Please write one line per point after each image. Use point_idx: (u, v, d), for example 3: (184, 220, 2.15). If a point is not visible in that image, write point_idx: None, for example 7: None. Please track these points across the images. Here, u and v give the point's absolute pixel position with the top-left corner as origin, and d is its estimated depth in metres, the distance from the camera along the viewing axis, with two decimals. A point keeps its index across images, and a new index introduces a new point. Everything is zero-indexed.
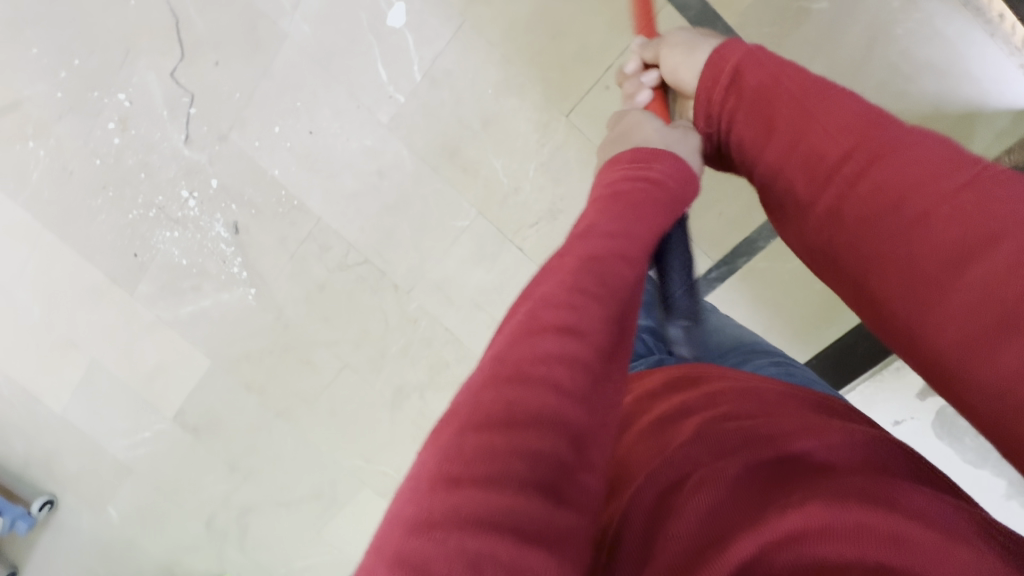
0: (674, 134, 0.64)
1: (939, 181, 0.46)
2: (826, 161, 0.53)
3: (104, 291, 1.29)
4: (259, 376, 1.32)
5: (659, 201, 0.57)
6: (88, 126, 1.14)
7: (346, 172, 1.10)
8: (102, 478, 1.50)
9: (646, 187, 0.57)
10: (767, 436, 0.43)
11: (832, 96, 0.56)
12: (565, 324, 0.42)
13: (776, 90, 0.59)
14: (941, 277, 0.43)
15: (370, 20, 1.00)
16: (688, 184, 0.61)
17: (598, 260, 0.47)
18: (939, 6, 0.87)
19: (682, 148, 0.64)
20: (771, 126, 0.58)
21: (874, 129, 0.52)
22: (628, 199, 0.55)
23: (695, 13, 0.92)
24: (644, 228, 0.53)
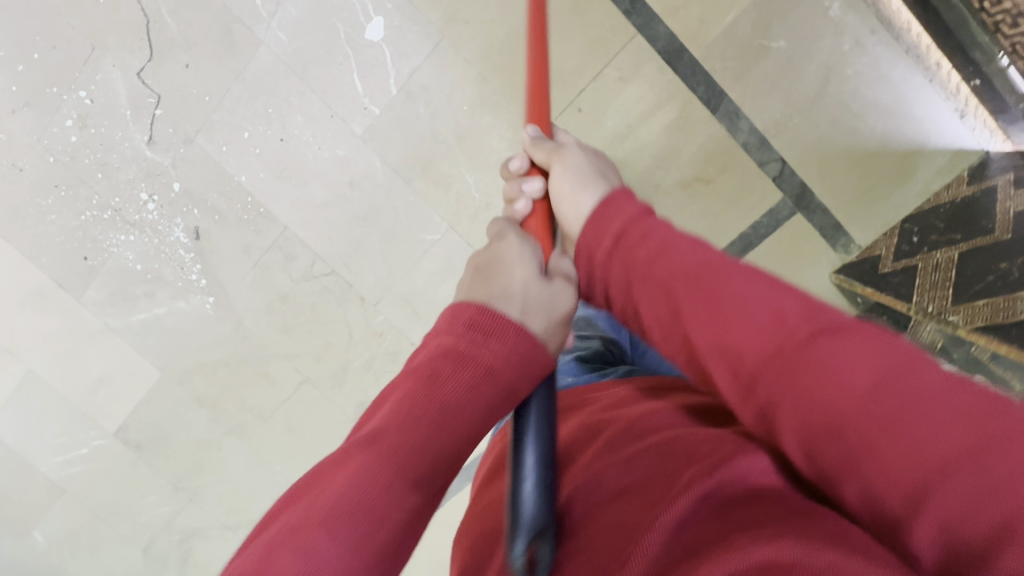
0: (540, 286, 0.54)
1: (869, 370, 0.37)
2: (799, 387, 0.39)
3: (49, 296, 1.22)
4: (212, 390, 1.26)
5: (496, 394, 0.48)
6: (44, 122, 1.10)
7: (316, 182, 1.09)
8: (30, 500, 1.39)
9: (488, 359, 0.48)
10: (680, 469, 0.49)
11: (700, 269, 0.47)
12: (350, 523, 0.39)
13: (655, 260, 0.50)
14: (846, 401, 0.37)
15: (348, 32, 1.01)
16: (537, 364, 0.51)
17: (464, 390, 0.47)
18: (885, 50, 0.93)
19: (541, 317, 0.52)
20: (653, 306, 0.49)
21: (778, 312, 0.42)
22: (460, 368, 0.48)
23: (663, 44, 0.96)
24: (468, 408, 0.46)
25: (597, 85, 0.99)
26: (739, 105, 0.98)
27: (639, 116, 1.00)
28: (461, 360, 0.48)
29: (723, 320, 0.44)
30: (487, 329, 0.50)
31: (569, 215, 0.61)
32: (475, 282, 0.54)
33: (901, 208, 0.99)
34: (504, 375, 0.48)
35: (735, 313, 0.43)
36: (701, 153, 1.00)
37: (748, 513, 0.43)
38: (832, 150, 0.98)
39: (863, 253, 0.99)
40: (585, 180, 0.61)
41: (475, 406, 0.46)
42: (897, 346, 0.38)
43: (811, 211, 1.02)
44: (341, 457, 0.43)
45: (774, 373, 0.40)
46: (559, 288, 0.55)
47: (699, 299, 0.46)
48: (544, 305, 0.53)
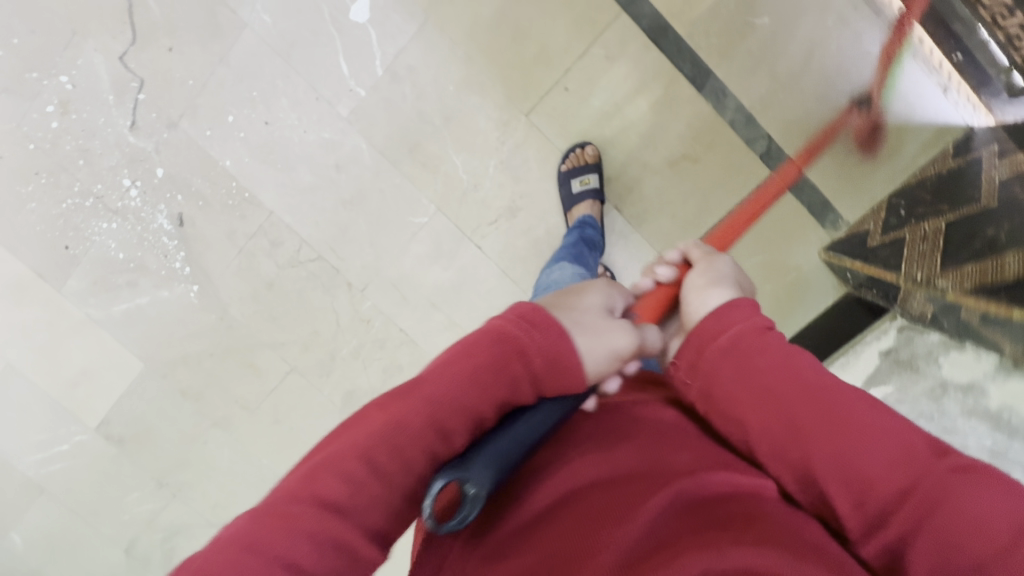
0: (602, 321, 0.55)
1: (994, 518, 0.43)
2: (929, 526, 0.44)
3: (29, 287, 1.19)
4: (197, 382, 1.23)
5: (520, 377, 0.49)
6: (24, 107, 1.08)
7: (302, 165, 1.08)
8: (9, 500, 1.35)
9: (524, 343, 0.49)
10: (649, 470, 0.50)
11: (826, 388, 0.51)
12: (383, 458, 0.46)
13: (765, 355, 0.54)
14: (970, 551, 0.43)
15: (334, 13, 1.01)
16: (573, 374, 0.51)
17: (492, 369, 0.49)
18: (867, 26, 0.94)
19: (591, 341, 0.52)
20: (765, 414, 0.52)
21: (906, 442, 0.48)
22: (493, 357, 0.49)
23: (648, 22, 0.97)
24: (499, 386, 0.49)
25: (584, 63, 0.99)
26: (725, 82, 0.98)
27: (627, 95, 1.00)
28: (498, 342, 0.49)
29: (855, 453, 0.48)
30: (539, 320, 0.50)
31: (691, 310, 0.61)
32: (552, 299, 0.57)
33: (888, 184, 1.00)
34: (543, 370, 0.50)
35: (868, 449, 0.48)
36: (688, 131, 1.00)
37: (724, 510, 0.46)
38: (818, 126, 0.99)
39: (852, 229, 0.99)
40: (719, 285, 0.61)
41: (492, 400, 0.49)
42: (1011, 504, 0.44)
43: (798, 188, 1.02)
44: (388, 399, 0.49)
45: (904, 499, 0.45)
46: (620, 328, 0.55)
47: (828, 429, 0.49)
48: (596, 330, 0.53)
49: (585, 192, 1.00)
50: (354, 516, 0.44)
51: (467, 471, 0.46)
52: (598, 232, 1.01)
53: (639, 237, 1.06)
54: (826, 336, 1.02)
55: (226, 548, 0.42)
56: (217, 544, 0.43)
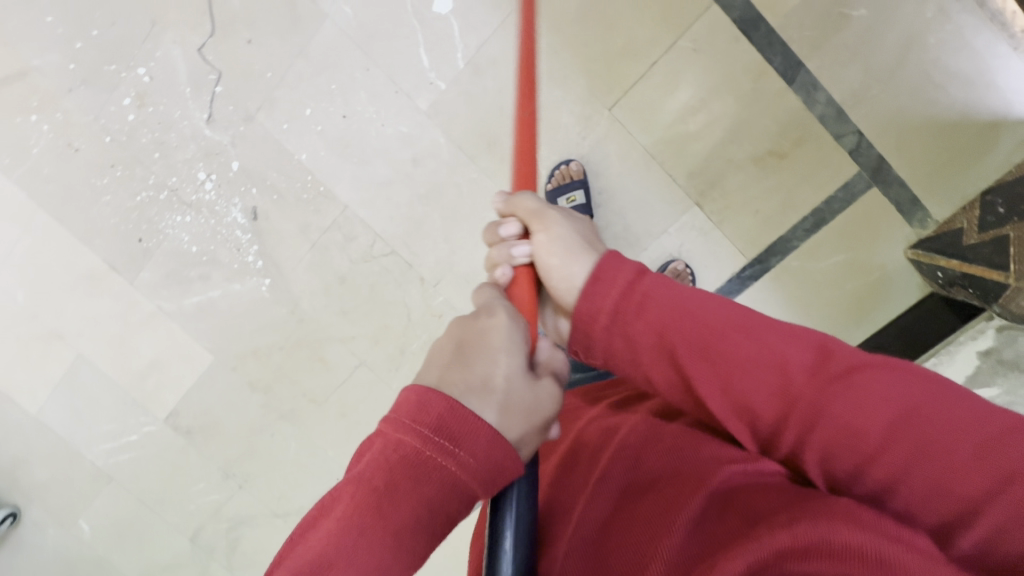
0: (523, 381, 0.46)
1: (910, 406, 0.41)
2: (847, 433, 0.42)
3: (100, 279, 1.21)
4: (266, 375, 1.24)
5: (445, 495, 0.40)
6: (101, 100, 1.09)
7: (379, 160, 1.07)
8: (77, 487, 1.38)
9: (439, 460, 0.40)
10: (696, 471, 0.49)
11: (725, 321, 0.48)
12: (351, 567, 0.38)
13: (639, 313, 0.51)
14: (886, 451, 0.41)
15: (415, 5, 0.99)
16: (512, 468, 0.43)
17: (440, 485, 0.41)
18: (969, 18, 0.91)
19: (509, 418, 0.44)
20: (666, 357, 0.50)
21: (791, 369, 0.45)
22: (418, 476, 0.40)
23: (738, 14, 0.95)
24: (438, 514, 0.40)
25: (671, 57, 0.97)
26: (816, 76, 0.96)
27: (712, 89, 0.98)
28: (421, 461, 0.40)
29: (744, 384, 0.46)
30: (452, 431, 0.41)
31: (564, 281, 0.57)
32: (446, 360, 0.47)
33: (982, 179, 0.96)
34: (479, 485, 0.41)
35: (757, 377, 0.45)
36: (776, 125, 0.98)
37: (747, 511, 0.44)
38: (911, 123, 0.97)
39: (942, 227, 0.97)
40: (578, 254, 0.57)
41: (436, 513, 0.40)
42: (918, 385, 0.42)
43: (887, 185, 0.99)
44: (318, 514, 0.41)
45: (845, 441, 0.42)
46: (544, 392, 0.47)
47: (713, 368, 0.47)
48: (526, 396, 0.45)
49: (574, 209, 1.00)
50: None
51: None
52: None
53: (720, 234, 1.04)
54: (913, 335, 1.00)
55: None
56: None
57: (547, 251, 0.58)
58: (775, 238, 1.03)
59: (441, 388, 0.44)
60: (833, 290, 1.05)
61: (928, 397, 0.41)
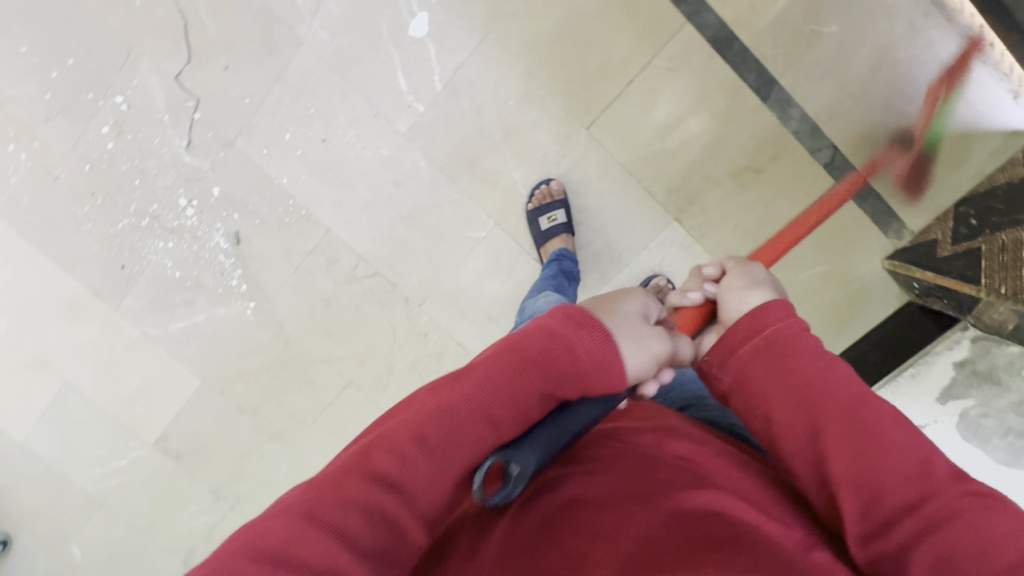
0: (641, 322, 0.55)
1: (997, 547, 0.40)
2: (933, 520, 0.42)
3: (85, 306, 1.20)
4: (254, 397, 1.24)
5: (569, 376, 0.49)
6: (79, 129, 1.09)
7: (360, 183, 1.07)
8: (68, 512, 1.38)
9: (572, 342, 0.49)
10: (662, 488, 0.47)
11: (860, 394, 0.50)
12: (413, 448, 0.45)
13: (785, 348, 0.53)
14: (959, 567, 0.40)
15: (390, 28, 0.99)
16: (615, 372, 0.50)
17: (526, 365, 0.48)
18: None
19: (635, 348, 0.52)
20: (792, 395, 0.51)
21: (929, 463, 0.45)
22: (529, 347, 0.49)
23: (712, 33, 0.96)
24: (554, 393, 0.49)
25: (646, 76, 0.98)
26: (790, 92, 0.97)
27: (688, 107, 0.99)
28: (554, 344, 0.49)
29: (876, 445, 0.46)
30: (577, 320, 0.50)
31: (728, 309, 0.61)
32: (598, 300, 0.57)
33: (957, 190, 0.97)
34: (586, 378, 0.49)
35: (895, 452, 0.46)
36: (753, 141, 0.99)
37: (713, 530, 0.44)
38: (884, 136, 0.98)
39: (916, 238, 0.98)
40: (760, 286, 0.61)
41: (517, 388, 0.48)
42: None
43: (862, 197, 1.01)
44: (436, 386, 0.49)
45: (906, 512, 0.43)
46: (658, 334, 0.56)
47: (842, 416, 0.48)
48: (638, 336, 0.53)
49: (555, 227, 1.01)
50: (406, 496, 0.43)
51: (514, 452, 0.46)
52: (575, 263, 1.02)
53: (701, 249, 1.05)
54: (891, 343, 1.00)
55: (275, 517, 0.41)
56: (237, 542, 0.41)
57: (733, 279, 0.63)
58: None
59: (597, 313, 0.53)
60: (816, 298, 1.07)
61: (1015, 544, 0.41)
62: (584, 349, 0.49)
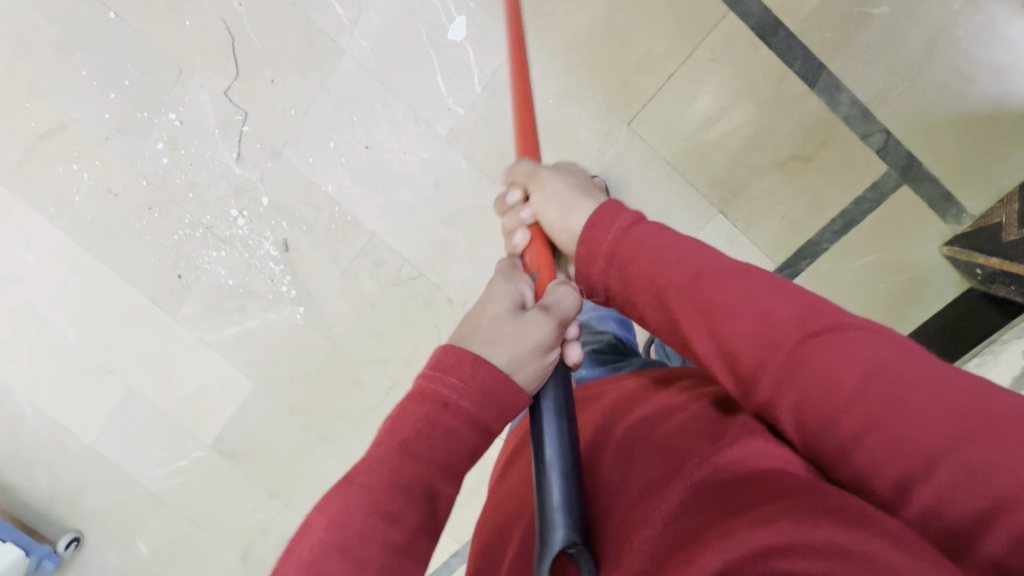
0: (509, 319, 0.55)
1: (904, 370, 0.42)
2: (863, 391, 0.42)
3: (144, 315, 1.26)
4: (305, 398, 1.28)
5: (459, 425, 0.50)
6: (136, 146, 1.14)
7: (403, 187, 1.09)
8: (132, 511, 1.45)
9: (447, 394, 0.51)
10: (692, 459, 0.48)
11: (747, 284, 0.50)
12: (334, 565, 0.45)
13: (673, 283, 0.52)
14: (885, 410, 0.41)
15: (430, 33, 1.01)
16: (509, 393, 0.52)
17: (409, 446, 0.49)
18: (998, 8, 0.89)
19: (511, 346, 0.53)
20: (699, 312, 0.50)
21: (835, 328, 0.45)
22: (414, 429, 0.50)
23: (756, 20, 0.94)
24: (432, 455, 0.49)
25: (687, 68, 0.97)
26: (839, 77, 0.94)
27: (732, 96, 0.97)
28: (433, 403, 0.50)
29: (775, 333, 0.46)
30: (443, 376, 0.52)
31: (561, 229, 0.65)
32: (467, 323, 0.57)
33: (1018, 171, 0.94)
34: (478, 416, 0.51)
35: (794, 332, 0.46)
36: (800, 129, 0.97)
37: (741, 490, 0.43)
38: (940, 117, 0.94)
39: (978, 222, 0.94)
40: (572, 199, 0.65)
41: (408, 464, 0.49)
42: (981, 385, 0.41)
43: (917, 183, 0.97)
44: (329, 494, 0.49)
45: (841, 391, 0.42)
46: (533, 319, 0.55)
47: (745, 316, 0.48)
48: (517, 334, 0.54)
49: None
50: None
51: (551, 533, 0.45)
52: None
53: (747, 240, 1.03)
54: (949, 333, 0.97)
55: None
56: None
57: (545, 197, 0.67)
58: (805, 242, 1.02)
59: (461, 344, 0.54)
60: (869, 289, 1.03)
61: (957, 384, 0.41)
62: (457, 394, 0.51)
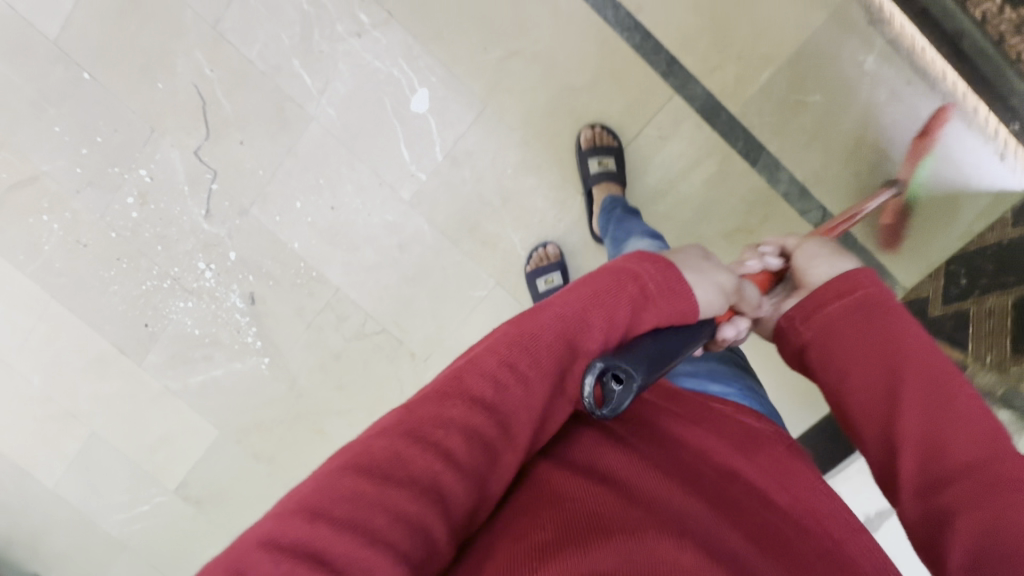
0: (718, 263, 0.61)
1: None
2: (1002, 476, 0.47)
3: (110, 361, 1.27)
4: (269, 446, 1.29)
5: (636, 298, 0.53)
6: (106, 199, 1.16)
7: (367, 246, 1.13)
8: (93, 554, 1.44)
9: (641, 273, 0.54)
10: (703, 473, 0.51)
11: (925, 354, 0.55)
12: (500, 370, 0.47)
13: (864, 334, 0.58)
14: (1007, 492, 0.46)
15: (394, 104, 1.05)
16: (687, 298, 0.55)
17: (601, 296, 0.52)
18: (922, 98, 0.95)
19: (711, 288, 0.58)
20: (872, 355, 0.57)
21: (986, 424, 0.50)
22: (607, 287, 0.53)
23: (700, 103, 0.99)
24: (616, 330, 0.53)
25: (637, 144, 1.02)
26: (778, 157, 1.00)
27: (679, 172, 1.03)
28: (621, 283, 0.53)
29: (959, 406, 0.51)
30: (636, 264, 0.55)
31: (809, 275, 0.65)
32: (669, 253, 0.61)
33: (946, 248, 0.99)
34: (637, 303, 0.53)
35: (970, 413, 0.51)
36: (743, 204, 1.02)
37: (681, 501, 0.46)
38: (871, 196, 1.00)
39: (908, 293, 1.01)
40: (843, 255, 0.66)
41: (595, 307, 0.52)
42: None
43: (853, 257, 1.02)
44: (513, 321, 0.52)
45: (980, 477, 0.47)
46: (727, 271, 0.61)
47: (928, 378, 0.53)
48: (700, 270, 0.59)
49: (552, 289, 1.03)
50: (500, 418, 0.46)
51: (621, 364, 0.49)
52: None
53: None
54: None
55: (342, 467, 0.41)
56: (280, 511, 0.39)
57: (808, 247, 0.68)
58: None
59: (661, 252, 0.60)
60: None
61: None
62: (647, 276, 0.54)
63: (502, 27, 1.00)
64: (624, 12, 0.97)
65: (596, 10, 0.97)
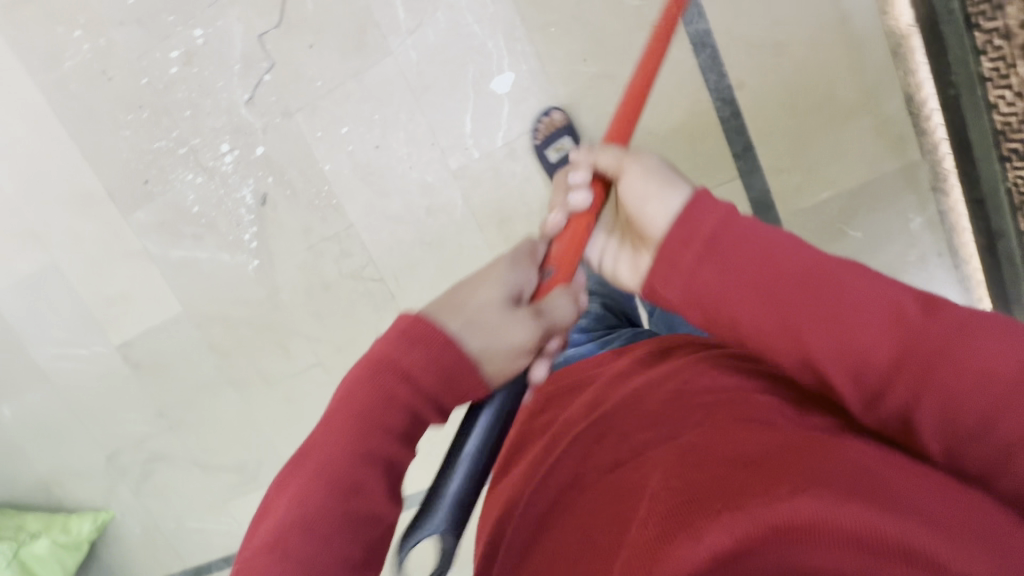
0: (499, 308, 0.51)
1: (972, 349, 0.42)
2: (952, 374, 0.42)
3: (94, 202, 1.22)
4: (228, 342, 1.28)
5: (415, 399, 0.47)
6: (149, 43, 1.10)
7: (396, 197, 1.11)
8: (14, 376, 1.41)
9: (412, 370, 0.47)
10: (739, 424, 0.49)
11: (813, 269, 0.48)
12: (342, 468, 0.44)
13: (757, 287, 0.50)
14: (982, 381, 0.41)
15: (476, 74, 1.03)
16: (466, 381, 0.48)
17: (400, 374, 0.46)
18: (941, 273, 1.01)
19: (487, 334, 0.49)
20: (762, 311, 0.49)
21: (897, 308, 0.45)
22: (384, 402, 0.46)
23: (757, 195, 1.01)
24: (392, 418, 0.46)
25: None
26: None
27: None
28: (403, 364, 0.46)
29: (855, 322, 0.46)
30: (405, 356, 0.47)
31: (652, 222, 0.56)
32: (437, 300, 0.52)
33: None
34: (433, 394, 0.47)
35: (871, 321, 0.45)
36: None
37: (744, 453, 0.44)
38: None
39: None
40: (671, 185, 0.56)
41: (389, 408, 0.46)
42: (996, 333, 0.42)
43: None
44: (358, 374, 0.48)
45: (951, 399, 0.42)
46: (518, 317, 0.51)
47: (821, 310, 0.47)
48: (490, 327, 0.50)
49: (563, 158, 1.00)
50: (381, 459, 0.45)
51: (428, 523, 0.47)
52: None
53: None
54: None
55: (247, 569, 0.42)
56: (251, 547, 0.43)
57: (631, 185, 0.58)
58: None
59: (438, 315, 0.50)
60: None
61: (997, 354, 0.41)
62: (413, 366, 0.47)
63: (608, 46, 0.98)
64: (726, 83, 0.97)
65: (701, 69, 0.97)
